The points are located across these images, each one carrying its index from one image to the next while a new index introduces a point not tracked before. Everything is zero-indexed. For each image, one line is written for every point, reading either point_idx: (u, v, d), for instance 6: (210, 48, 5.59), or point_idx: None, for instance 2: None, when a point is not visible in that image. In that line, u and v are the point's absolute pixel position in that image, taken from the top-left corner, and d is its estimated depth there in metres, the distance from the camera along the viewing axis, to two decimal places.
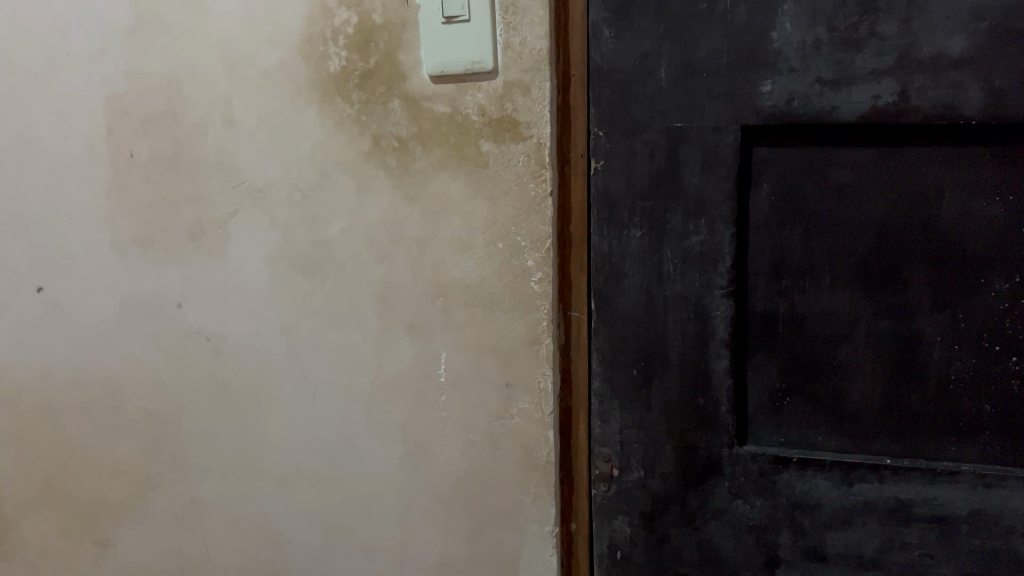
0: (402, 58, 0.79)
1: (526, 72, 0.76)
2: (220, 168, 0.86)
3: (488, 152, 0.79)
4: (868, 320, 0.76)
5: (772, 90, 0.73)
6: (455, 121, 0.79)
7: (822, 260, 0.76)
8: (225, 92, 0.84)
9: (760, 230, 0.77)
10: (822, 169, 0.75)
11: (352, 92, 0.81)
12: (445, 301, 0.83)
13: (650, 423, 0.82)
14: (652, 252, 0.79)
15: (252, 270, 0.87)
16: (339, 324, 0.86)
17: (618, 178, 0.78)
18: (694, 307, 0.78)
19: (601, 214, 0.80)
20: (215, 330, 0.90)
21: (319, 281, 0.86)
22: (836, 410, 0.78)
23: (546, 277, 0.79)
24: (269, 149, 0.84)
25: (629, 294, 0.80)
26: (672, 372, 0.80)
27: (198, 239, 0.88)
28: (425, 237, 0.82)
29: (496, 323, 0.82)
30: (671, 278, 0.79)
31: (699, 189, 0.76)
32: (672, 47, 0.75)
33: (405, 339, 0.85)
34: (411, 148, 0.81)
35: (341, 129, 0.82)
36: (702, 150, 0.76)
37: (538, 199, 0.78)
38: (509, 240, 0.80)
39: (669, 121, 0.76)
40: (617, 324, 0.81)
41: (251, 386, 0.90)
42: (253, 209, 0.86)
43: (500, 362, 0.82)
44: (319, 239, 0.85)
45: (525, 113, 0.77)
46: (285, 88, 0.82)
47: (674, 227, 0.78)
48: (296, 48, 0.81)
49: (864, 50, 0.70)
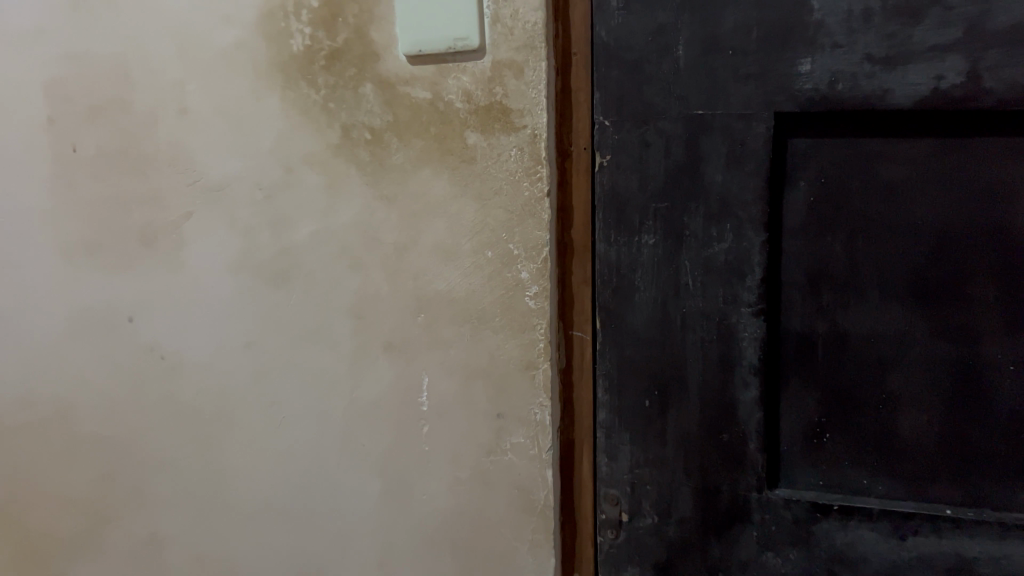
0: (374, 35, 0.67)
1: (518, 50, 0.65)
2: (174, 164, 0.75)
3: (475, 146, 0.67)
4: (924, 342, 0.64)
5: (812, 70, 0.61)
6: (436, 108, 0.67)
7: (869, 272, 0.64)
8: (177, 77, 0.73)
9: (797, 236, 0.65)
10: (870, 164, 0.63)
11: (318, 75, 0.69)
12: (428, 317, 0.71)
13: (664, 461, 0.70)
14: (667, 263, 0.67)
15: (212, 279, 0.76)
16: (308, 341, 0.74)
17: (627, 175, 0.66)
18: (716, 328, 0.67)
19: (607, 218, 0.68)
20: (172, 347, 0.78)
21: (284, 293, 0.74)
22: (885, 449, 0.66)
23: (542, 292, 0.68)
24: (226, 141, 0.73)
25: (639, 311, 0.68)
26: (691, 403, 0.68)
27: (152, 245, 0.77)
28: (405, 243, 0.70)
29: (486, 343, 0.70)
30: (689, 294, 0.67)
31: (723, 188, 0.64)
32: (692, 20, 0.63)
33: (383, 360, 0.73)
34: (386, 140, 0.69)
35: (306, 118, 0.70)
36: (728, 141, 0.64)
37: (533, 200, 0.67)
38: (500, 247, 0.68)
39: (688, 108, 0.64)
40: (627, 347, 0.69)
41: (211, 411, 0.78)
42: (211, 209, 0.75)
43: (491, 388, 0.71)
44: (284, 244, 0.73)
45: (517, 99, 0.65)
46: (244, 72, 0.71)
47: (694, 233, 0.66)
48: (254, 26, 0.70)
49: (923, 21, 0.58)
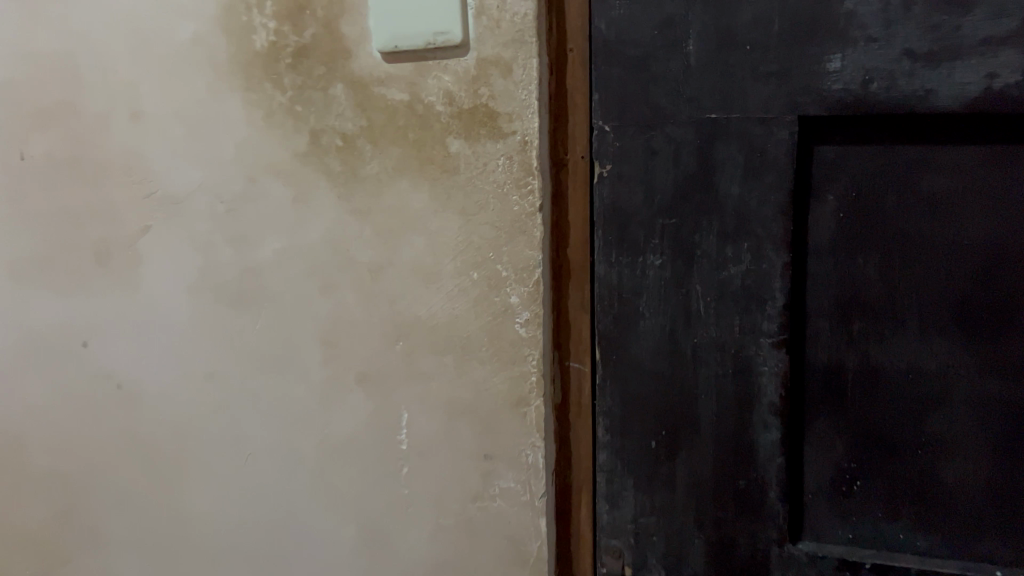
0: (345, 30, 0.60)
1: (505, 46, 0.57)
2: (129, 173, 0.67)
3: (458, 154, 0.59)
4: (970, 380, 0.56)
5: (842, 68, 0.53)
6: (414, 112, 0.60)
7: (907, 299, 0.56)
8: (131, 77, 0.66)
9: (824, 258, 0.57)
10: (909, 174, 0.54)
11: (283, 75, 0.62)
12: (408, 346, 0.63)
13: (673, 510, 0.62)
14: (675, 288, 0.59)
15: (171, 300, 0.69)
16: (276, 370, 0.67)
17: (631, 187, 0.58)
18: (731, 361, 0.59)
19: (607, 236, 0.60)
20: (129, 374, 0.71)
21: (250, 317, 0.67)
22: (925, 499, 0.58)
23: (535, 318, 0.60)
24: (184, 148, 0.65)
25: (644, 342, 0.60)
26: (703, 445, 0.60)
27: (105, 262, 0.69)
28: (381, 263, 0.63)
29: (471, 375, 0.62)
30: (700, 323, 0.59)
31: (739, 202, 0.56)
32: (704, 10, 0.54)
33: (358, 393, 0.65)
34: (359, 147, 0.61)
35: (271, 122, 0.63)
36: (745, 149, 0.56)
37: (523, 215, 0.59)
38: (486, 268, 0.61)
39: (700, 111, 0.56)
40: (630, 381, 0.61)
41: (172, 446, 0.71)
42: (169, 224, 0.67)
43: (477, 426, 0.63)
44: (248, 264, 0.66)
45: (505, 102, 0.58)
46: (203, 72, 0.64)
47: (706, 253, 0.58)
48: (213, 20, 0.62)
49: (973, 11, 0.50)
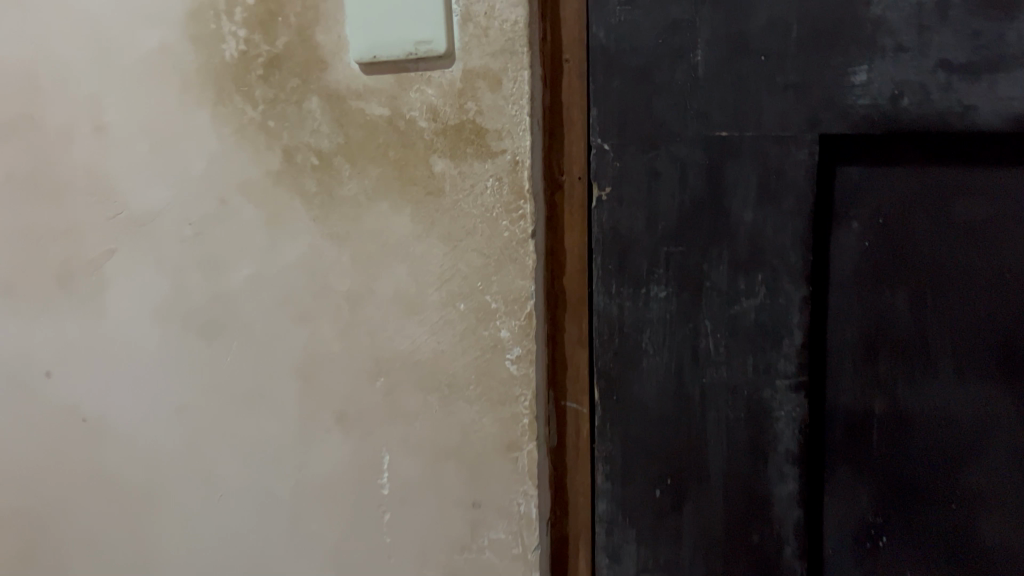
0: (320, 39, 0.55)
1: (494, 56, 0.52)
2: (92, 192, 0.62)
3: (443, 174, 0.54)
4: (1012, 428, 0.50)
5: (869, 81, 0.47)
6: (395, 128, 0.54)
7: (940, 337, 0.50)
8: (94, 89, 0.60)
9: (848, 291, 0.51)
10: (943, 199, 0.49)
11: (254, 87, 0.57)
12: (389, 383, 0.58)
13: (679, 566, 0.56)
14: (682, 322, 0.53)
15: (137, 329, 0.63)
16: (248, 406, 0.61)
17: (633, 211, 0.53)
18: (744, 404, 0.53)
19: (607, 264, 0.54)
20: (95, 408, 0.66)
21: (219, 349, 0.61)
22: (959, 558, 0.52)
23: (527, 355, 0.55)
24: (150, 167, 0.60)
25: (647, 381, 0.55)
26: (712, 496, 0.55)
27: (68, 286, 0.64)
28: (360, 292, 0.57)
29: (458, 416, 0.57)
30: (709, 362, 0.53)
31: (753, 230, 0.51)
32: (714, 16, 0.49)
33: (335, 432, 0.60)
34: (336, 166, 0.56)
35: (241, 138, 0.58)
36: (759, 170, 0.50)
37: (514, 242, 0.54)
38: (474, 300, 0.55)
39: (709, 127, 0.50)
40: (632, 424, 0.56)
41: (139, 486, 0.66)
42: (135, 247, 0.62)
43: (464, 470, 0.57)
44: (217, 291, 0.60)
45: (494, 117, 0.52)
46: (169, 83, 0.58)
47: (716, 285, 0.52)
48: (179, 27, 0.57)
49: (1019, 16, 0.44)
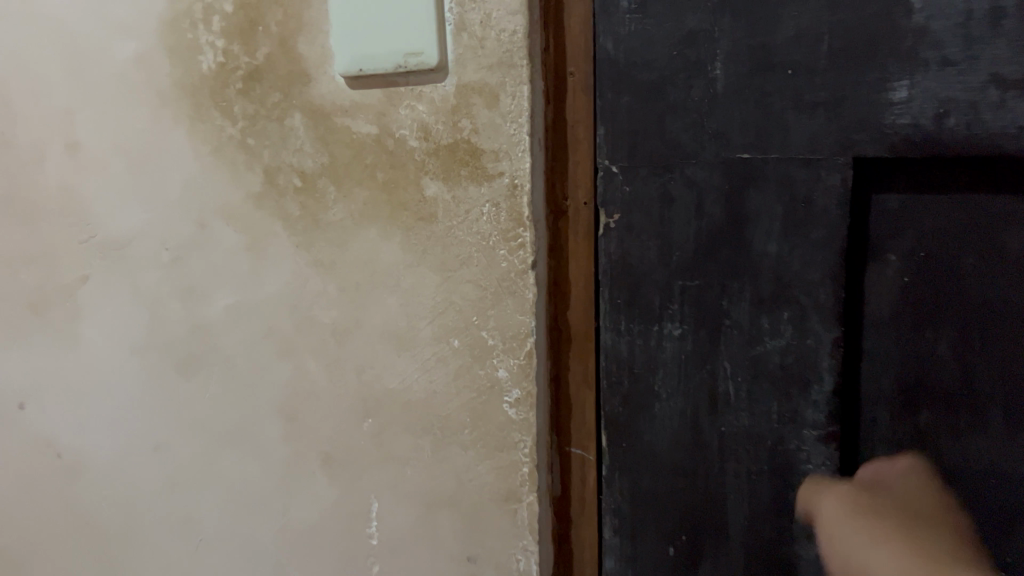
0: (303, 50, 0.50)
1: (491, 70, 0.47)
2: (65, 215, 0.57)
3: (435, 199, 0.49)
4: None
5: (910, 98, 0.42)
6: (383, 147, 0.50)
7: (990, 388, 0.44)
8: (67, 104, 0.56)
9: (885, 333, 0.46)
10: (993, 232, 0.43)
11: (233, 102, 0.52)
12: (378, 424, 0.53)
13: None
14: (698, 364, 0.48)
15: (113, 361, 0.59)
16: (230, 445, 0.57)
17: (643, 242, 0.48)
18: (766, 456, 0.48)
19: (615, 299, 0.49)
20: (70, 443, 0.61)
21: (200, 383, 0.57)
22: None
23: (526, 397, 0.50)
24: (125, 187, 0.56)
25: (659, 428, 0.50)
26: (731, 556, 0.49)
27: (41, 314, 0.60)
28: (347, 324, 0.53)
29: (451, 462, 0.52)
30: (728, 408, 0.48)
31: (777, 263, 0.45)
32: (734, 25, 0.44)
33: (321, 476, 0.55)
34: (321, 188, 0.51)
35: (220, 158, 0.53)
36: (785, 198, 0.45)
37: (512, 274, 0.49)
38: (469, 335, 0.50)
39: (729, 149, 0.45)
40: (642, 474, 0.50)
41: (117, 527, 0.61)
42: (110, 274, 0.57)
43: (459, 521, 0.52)
44: (197, 321, 0.56)
45: (490, 136, 0.47)
46: (144, 97, 0.54)
47: (736, 324, 0.47)
48: (154, 38, 0.53)
49: None
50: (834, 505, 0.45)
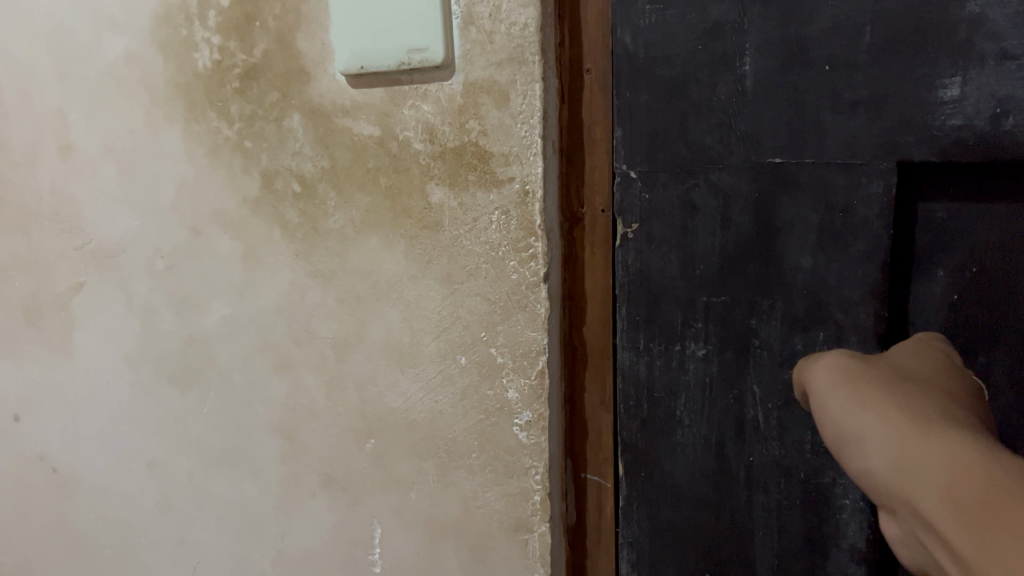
0: (301, 46, 0.47)
1: (500, 67, 0.43)
2: (58, 221, 0.55)
3: (441, 206, 0.46)
4: None
5: (963, 96, 0.37)
6: (387, 150, 0.46)
7: None
8: (59, 104, 0.53)
9: None
10: None
11: (229, 102, 0.49)
12: (380, 446, 0.50)
13: None
14: (723, 388, 0.44)
15: (106, 374, 0.56)
16: (224, 465, 0.54)
17: (664, 254, 0.44)
18: (799, 490, 0.44)
19: (634, 316, 0.45)
20: (63, 459, 0.59)
21: (195, 398, 0.54)
22: None
23: (538, 419, 0.47)
24: (118, 192, 0.53)
25: (681, 458, 0.46)
26: None
27: (36, 324, 0.57)
28: (347, 339, 0.49)
29: (457, 488, 0.49)
30: (756, 437, 0.44)
31: (811, 279, 0.41)
32: (765, 16, 0.40)
33: (321, 499, 0.52)
34: (321, 194, 0.48)
35: (215, 161, 0.50)
36: (819, 208, 0.41)
37: (523, 287, 0.45)
38: (476, 353, 0.47)
39: (758, 153, 0.41)
40: (662, 506, 0.47)
41: (113, 546, 0.59)
42: (104, 283, 0.55)
43: (465, 550, 0.49)
44: (192, 333, 0.53)
45: (500, 139, 0.44)
46: (138, 97, 0.51)
47: (765, 345, 0.43)
48: (147, 35, 0.50)
49: None
50: (830, 372, 0.31)
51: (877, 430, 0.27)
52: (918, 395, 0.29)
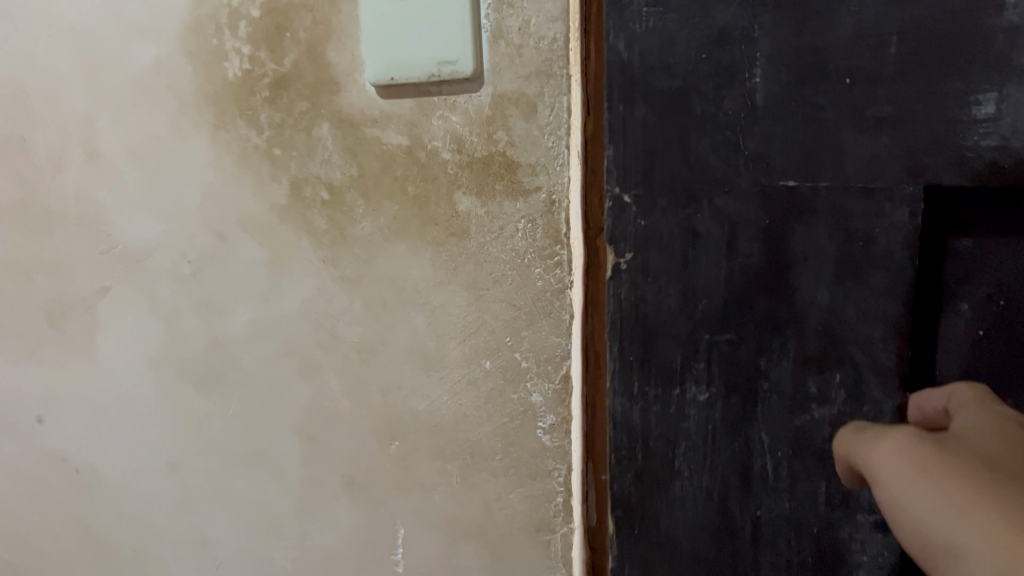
0: (331, 57, 0.48)
1: (529, 79, 0.45)
2: (84, 224, 0.56)
3: (468, 214, 0.47)
4: None
5: (998, 114, 0.39)
6: (415, 159, 0.48)
7: None
8: (87, 109, 0.54)
9: None
10: None
11: (259, 110, 0.50)
12: (404, 449, 0.51)
13: None
14: (726, 435, 0.45)
15: (130, 376, 0.57)
16: (247, 466, 0.55)
17: (664, 296, 0.44)
18: (810, 545, 0.45)
19: (627, 356, 0.45)
20: (85, 459, 0.60)
21: (218, 400, 0.55)
22: None
23: (559, 425, 0.48)
24: (143, 197, 0.54)
25: (681, 510, 0.46)
26: None
27: (59, 326, 0.58)
28: (371, 343, 0.51)
29: (479, 489, 0.50)
30: (764, 490, 0.45)
31: (826, 314, 0.42)
32: (776, 21, 0.40)
33: (343, 501, 0.53)
34: (349, 201, 0.49)
35: (243, 168, 0.51)
36: (834, 226, 0.42)
37: (549, 293, 0.47)
38: (501, 358, 0.48)
39: (770, 173, 0.42)
40: (659, 567, 0.47)
41: (133, 545, 0.60)
42: (129, 286, 0.55)
43: (486, 549, 0.51)
44: (215, 336, 0.54)
45: (527, 150, 0.46)
46: (165, 104, 0.52)
47: (776, 387, 0.44)
48: (177, 43, 0.51)
49: None
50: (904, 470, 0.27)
51: (973, 538, 0.22)
52: (1009, 486, 0.24)
